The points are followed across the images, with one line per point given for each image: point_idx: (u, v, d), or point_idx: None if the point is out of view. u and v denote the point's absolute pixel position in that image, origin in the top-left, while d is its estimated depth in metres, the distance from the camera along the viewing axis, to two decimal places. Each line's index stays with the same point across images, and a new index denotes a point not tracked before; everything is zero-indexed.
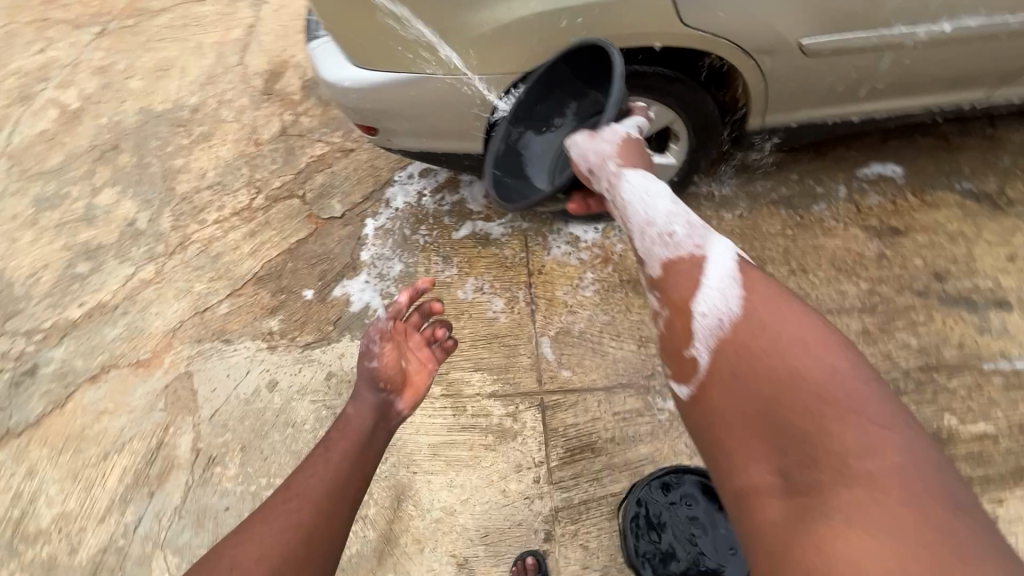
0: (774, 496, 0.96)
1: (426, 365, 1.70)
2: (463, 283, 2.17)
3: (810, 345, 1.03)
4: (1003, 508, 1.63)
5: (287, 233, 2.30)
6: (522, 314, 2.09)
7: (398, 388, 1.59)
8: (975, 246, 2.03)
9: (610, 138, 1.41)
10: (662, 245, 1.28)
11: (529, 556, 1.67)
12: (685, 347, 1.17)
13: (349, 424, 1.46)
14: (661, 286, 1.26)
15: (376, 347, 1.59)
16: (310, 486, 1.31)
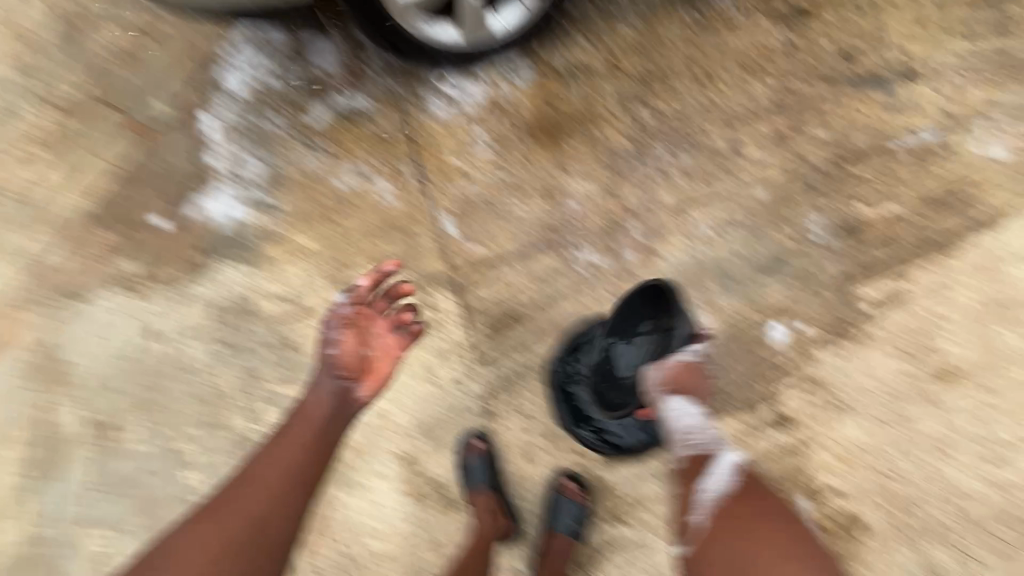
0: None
1: (392, 352, 1.43)
2: (339, 169, 1.87)
3: (784, 519, 1.21)
4: (910, 281, 1.61)
5: (105, 151, 1.91)
6: (413, 192, 1.83)
7: (357, 374, 1.38)
8: (884, 13, 1.79)
9: (668, 362, 1.39)
10: (687, 443, 1.33)
11: (476, 439, 1.60)
12: (688, 512, 1.27)
13: (308, 422, 1.32)
14: (683, 475, 1.32)
15: (334, 334, 1.38)
16: (263, 472, 1.25)
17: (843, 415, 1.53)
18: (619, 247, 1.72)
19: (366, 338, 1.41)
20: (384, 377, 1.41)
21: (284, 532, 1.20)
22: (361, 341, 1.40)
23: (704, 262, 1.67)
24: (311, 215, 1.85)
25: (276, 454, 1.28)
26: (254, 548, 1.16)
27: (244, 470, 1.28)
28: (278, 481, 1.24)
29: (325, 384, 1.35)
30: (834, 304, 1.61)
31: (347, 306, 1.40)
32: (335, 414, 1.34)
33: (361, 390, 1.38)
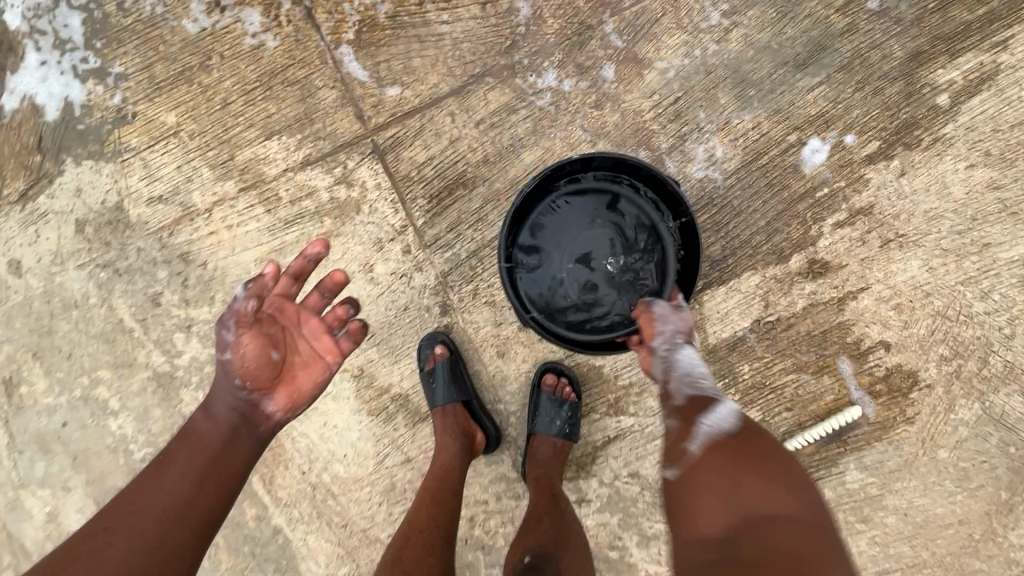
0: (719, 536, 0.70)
1: (321, 358, 1.03)
2: (188, 4, 1.32)
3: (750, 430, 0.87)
4: (1008, 52, 1.12)
5: None
6: (296, 22, 1.29)
7: (267, 383, 0.99)
8: None
9: (684, 314, 1.11)
10: (689, 385, 0.98)
11: (438, 346, 1.28)
12: (682, 441, 0.87)
13: (201, 444, 0.95)
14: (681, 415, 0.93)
15: (229, 336, 0.97)
16: (130, 509, 0.87)
17: (899, 251, 1.17)
18: (592, 62, 1.22)
19: (283, 336, 1.01)
20: (308, 389, 1.03)
21: None
22: (270, 342, 0.99)
23: (712, 66, 1.18)
24: (167, 79, 1.34)
25: (154, 486, 0.90)
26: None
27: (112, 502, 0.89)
28: (149, 523, 0.85)
29: (226, 395, 0.99)
30: (895, 101, 1.15)
31: (249, 303, 0.96)
32: (236, 434, 0.97)
33: (271, 402, 1.00)
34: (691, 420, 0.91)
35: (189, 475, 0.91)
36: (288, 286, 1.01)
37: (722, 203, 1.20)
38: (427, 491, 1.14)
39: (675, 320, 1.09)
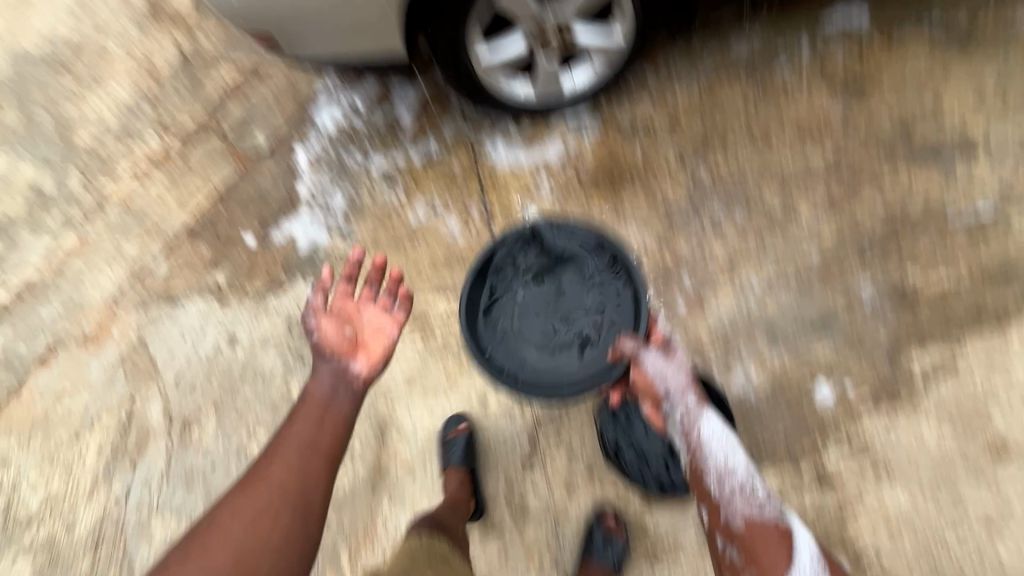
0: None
1: (386, 329, 1.43)
2: (414, 205, 2.04)
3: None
4: (961, 353, 1.63)
5: (212, 176, 2.23)
6: (480, 229, 1.98)
7: (349, 353, 1.39)
8: (944, 89, 1.85)
9: (678, 366, 1.48)
10: (750, 503, 1.32)
11: (463, 421, 1.75)
12: None
13: (314, 402, 1.32)
14: (745, 538, 1.28)
15: (314, 323, 1.42)
16: (281, 446, 1.24)
17: (888, 482, 1.57)
18: (671, 296, 1.79)
19: (352, 321, 1.44)
20: (379, 350, 1.41)
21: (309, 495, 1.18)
22: (342, 323, 1.43)
23: (754, 316, 1.73)
24: (385, 244, 2.02)
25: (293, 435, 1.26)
26: (286, 513, 1.14)
27: (267, 448, 1.26)
28: (297, 452, 1.21)
29: (320, 368, 1.36)
30: (883, 368, 1.64)
31: (318, 297, 1.44)
32: (336, 391, 1.33)
33: (355, 364, 1.37)
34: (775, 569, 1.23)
35: (312, 421, 1.28)
36: (346, 283, 1.45)
37: (754, 413, 1.64)
38: (452, 515, 1.56)
39: (676, 385, 1.45)
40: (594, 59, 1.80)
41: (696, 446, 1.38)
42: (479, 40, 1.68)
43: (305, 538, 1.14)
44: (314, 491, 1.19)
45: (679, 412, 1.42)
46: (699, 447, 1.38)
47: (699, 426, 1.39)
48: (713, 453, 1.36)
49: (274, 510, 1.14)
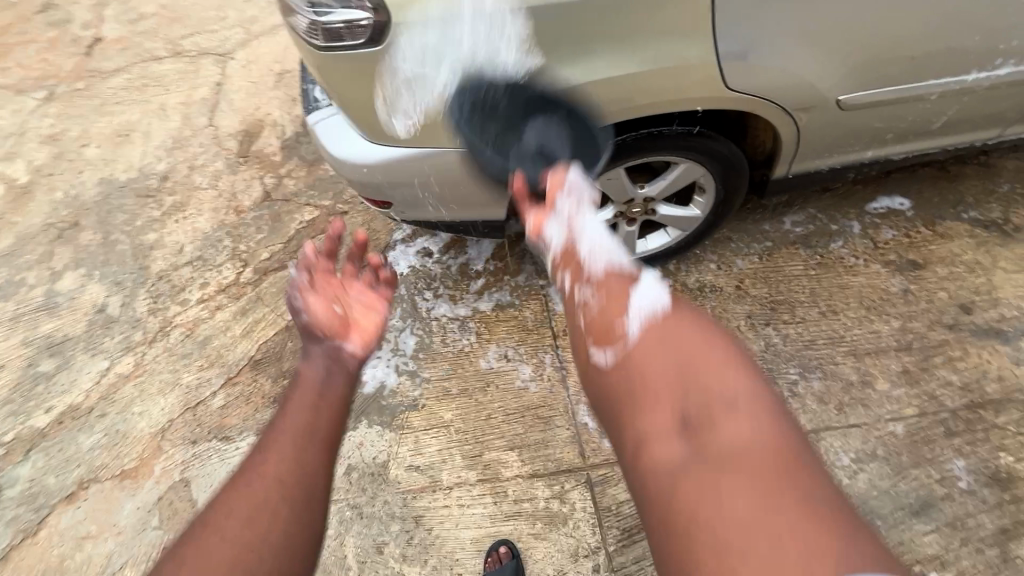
0: (671, 438, 0.86)
1: (376, 305, 1.30)
2: (485, 351, 2.04)
3: (739, 384, 0.89)
4: None
5: (283, 309, 2.28)
6: (554, 380, 1.96)
7: (341, 332, 1.21)
8: (993, 273, 1.99)
9: (585, 177, 1.32)
10: (607, 258, 1.18)
11: (502, 545, 1.69)
12: (611, 320, 1.07)
13: (305, 387, 1.08)
14: (599, 287, 1.13)
15: (300, 302, 1.22)
16: (272, 438, 1.00)
17: None
18: None
19: (341, 299, 1.27)
20: (372, 328, 1.26)
21: (313, 485, 0.94)
22: (330, 301, 1.25)
23: (848, 494, 1.67)
24: (455, 389, 1.98)
25: (284, 424, 1.02)
26: (285, 513, 0.90)
27: (257, 446, 1.00)
28: (293, 440, 0.98)
29: (313, 353, 1.16)
30: (996, 562, 1.54)
31: (302, 275, 1.26)
32: (332, 371, 1.11)
33: (350, 344, 1.20)
34: (620, 297, 1.09)
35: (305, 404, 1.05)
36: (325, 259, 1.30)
37: None
38: None
39: (574, 185, 1.29)
40: (669, 229, 1.95)
41: (569, 228, 1.23)
42: None
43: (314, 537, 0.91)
44: (318, 479, 0.95)
45: (567, 205, 1.26)
46: (572, 232, 1.23)
47: (579, 216, 1.25)
48: (587, 234, 1.22)
49: (274, 508, 0.90)
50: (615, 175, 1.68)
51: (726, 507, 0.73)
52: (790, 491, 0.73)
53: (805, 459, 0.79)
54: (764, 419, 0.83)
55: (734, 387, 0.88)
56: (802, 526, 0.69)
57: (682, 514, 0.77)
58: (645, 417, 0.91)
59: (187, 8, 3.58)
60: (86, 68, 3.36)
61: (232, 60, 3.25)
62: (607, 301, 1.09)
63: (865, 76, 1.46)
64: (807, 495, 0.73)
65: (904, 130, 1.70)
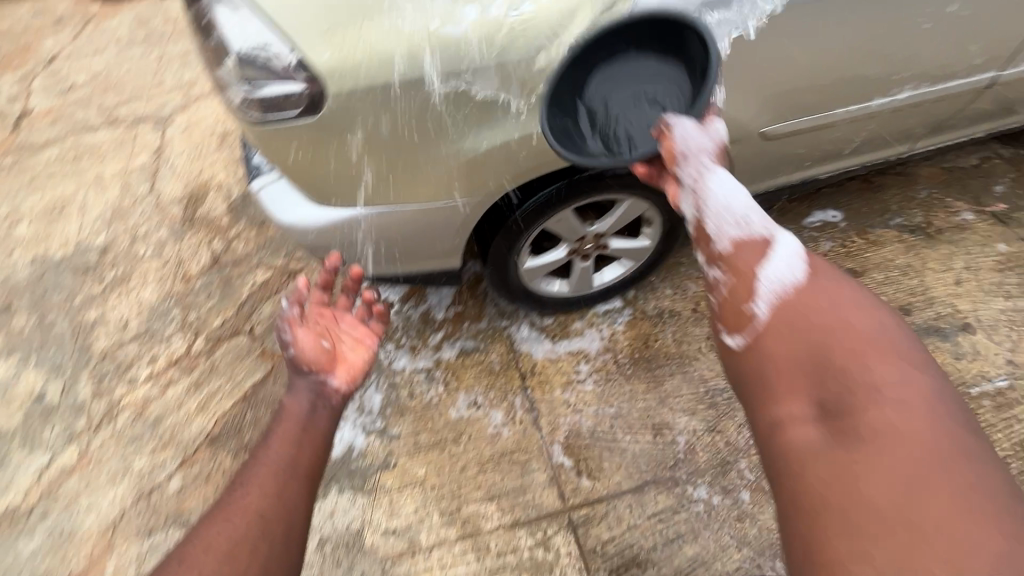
0: (810, 422, 0.97)
1: (363, 341, 1.47)
2: (455, 400, 2.01)
3: (890, 367, 0.96)
4: None
5: (240, 378, 2.19)
6: (526, 423, 1.94)
7: (328, 366, 1.37)
8: (925, 274, 2.12)
9: (710, 128, 1.28)
10: (739, 226, 1.22)
11: None
12: (744, 301, 1.15)
13: (290, 419, 1.25)
14: (731, 259, 1.20)
15: (290, 336, 1.37)
16: (256, 468, 1.18)
17: None
18: (734, 488, 1.76)
19: (330, 332, 1.44)
20: (358, 363, 1.42)
21: (291, 517, 1.11)
22: (320, 335, 1.41)
23: None
24: (426, 442, 1.93)
25: (269, 454, 1.20)
26: (264, 543, 1.07)
27: (242, 470, 1.20)
28: (273, 474, 1.16)
29: (298, 385, 1.32)
30: None
31: (294, 310, 1.42)
32: (315, 406, 1.28)
33: (335, 378, 1.36)
34: (755, 271, 1.17)
35: (288, 438, 1.22)
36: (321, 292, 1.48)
37: None
38: None
39: (698, 145, 1.25)
40: (623, 261, 1.99)
41: (699, 195, 1.25)
42: (525, 255, 1.84)
43: (290, 560, 1.08)
44: (296, 507, 1.13)
45: (693, 171, 1.25)
46: (701, 200, 1.25)
47: (708, 179, 1.25)
48: (718, 200, 1.24)
49: (251, 541, 1.06)
50: (565, 217, 1.73)
51: (872, 491, 0.83)
52: (935, 475, 0.82)
53: (961, 450, 0.85)
54: (918, 407, 0.90)
55: (884, 374, 0.95)
56: (948, 512, 0.78)
57: (813, 487, 0.90)
58: (783, 399, 1.02)
59: (120, 75, 3.52)
60: (14, 143, 3.23)
61: (172, 125, 3.19)
62: (743, 279, 1.17)
63: (780, 109, 1.56)
64: (960, 487, 0.81)
65: (825, 151, 1.81)
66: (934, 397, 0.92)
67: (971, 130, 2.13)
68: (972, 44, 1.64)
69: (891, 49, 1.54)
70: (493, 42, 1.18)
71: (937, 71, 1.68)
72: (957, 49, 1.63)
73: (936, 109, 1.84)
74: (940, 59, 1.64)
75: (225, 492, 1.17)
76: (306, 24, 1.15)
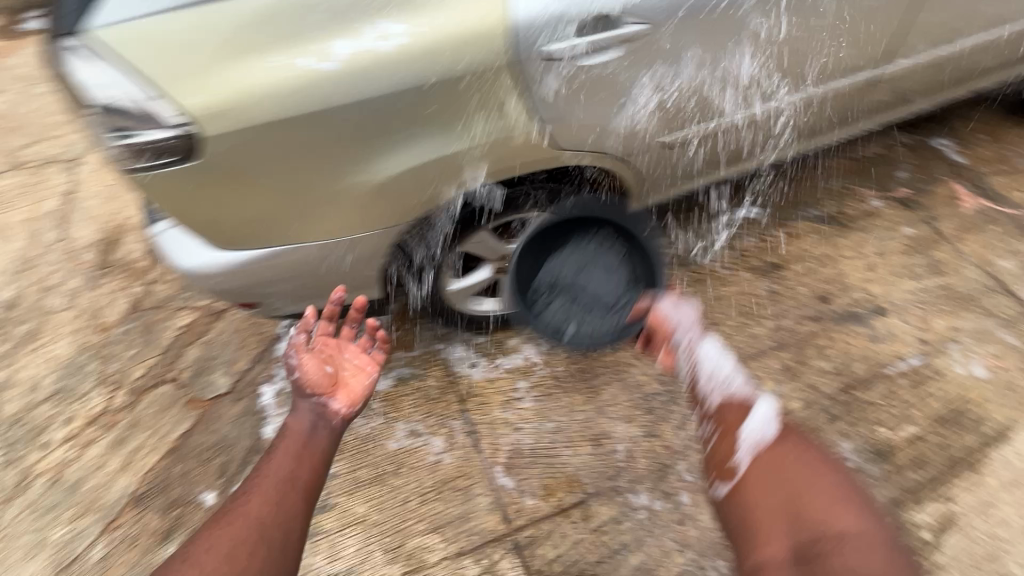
0: (786, 563, 1.18)
1: (364, 368, 1.58)
2: (394, 430, 1.96)
3: (841, 514, 1.23)
4: (956, 503, 1.68)
5: (165, 430, 2.07)
6: (466, 447, 1.91)
7: (330, 390, 1.48)
8: (839, 263, 2.21)
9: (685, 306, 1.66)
10: (721, 389, 1.53)
11: None
12: (729, 453, 1.41)
13: (293, 438, 1.39)
14: (720, 415, 1.48)
15: (296, 360, 1.47)
16: (261, 478, 1.32)
17: None
18: (673, 491, 1.78)
19: (333, 359, 1.54)
20: (358, 389, 1.53)
21: (288, 525, 1.24)
22: (323, 361, 1.51)
23: None
24: (365, 479, 1.87)
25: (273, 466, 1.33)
26: (264, 545, 1.19)
27: (250, 479, 1.34)
28: (275, 484, 1.29)
29: (301, 407, 1.44)
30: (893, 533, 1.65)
31: (301, 336, 1.50)
32: (317, 426, 1.41)
33: (336, 402, 1.47)
34: (737, 424, 1.45)
35: (290, 456, 1.36)
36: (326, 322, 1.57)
37: None
38: None
39: (685, 319, 1.64)
40: None
41: (696, 357, 1.59)
42: (449, 277, 1.82)
43: (285, 562, 1.20)
44: (293, 522, 1.25)
45: (686, 337, 1.63)
46: (694, 364, 1.59)
47: (701, 348, 1.60)
48: (709, 365, 1.57)
49: (252, 542, 1.19)
50: (482, 238, 1.71)
51: None
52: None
53: None
54: (871, 552, 1.16)
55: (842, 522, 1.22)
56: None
57: None
58: (763, 546, 1.24)
59: (23, 116, 3.31)
60: None
61: (83, 165, 3.02)
62: (728, 437, 1.44)
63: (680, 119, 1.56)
64: None
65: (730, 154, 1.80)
66: (878, 541, 1.18)
67: (882, 119, 2.16)
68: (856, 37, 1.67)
69: (780, 49, 1.54)
70: (369, 75, 1.14)
71: (828, 68, 1.69)
72: (844, 48, 1.67)
73: (836, 105, 1.87)
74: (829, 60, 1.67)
75: (234, 497, 1.30)
76: (165, 68, 1.07)
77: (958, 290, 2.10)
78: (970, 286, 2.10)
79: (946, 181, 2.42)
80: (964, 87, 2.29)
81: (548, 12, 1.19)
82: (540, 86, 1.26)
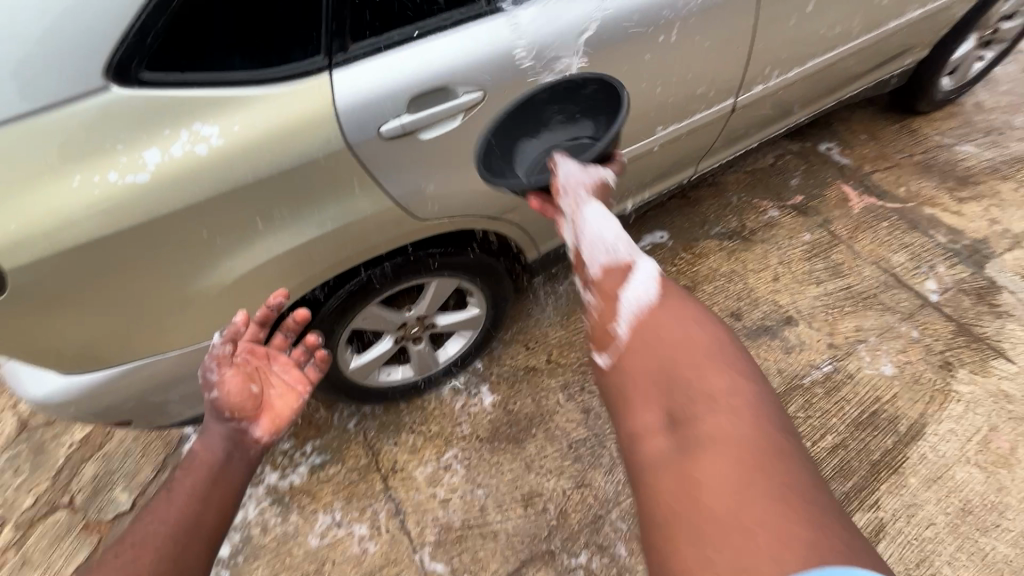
0: (657, 437, 0.82)
1: (296, 388, 1.23)
2: (313, 523, 1.81)
3: (711, 361, 0.87)
4: (882, 509, 1.69)
5: (60, 563, 1.87)
6: (392, 530, 1.79)
7: (252, 413, 1.14)
8: (746, 277, 2.24)
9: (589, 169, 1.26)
10: (607, 252, 1.12)
11: None
12: (608, 323, 1.03)
13: (198, 472, 1.03)
14: (596, 281, 1.10)
15: (215, 376, 1.14)
16: (146, 527, 0.95)
17: None
18: (610, 544, 1.74)
19: (261, 373, 1.21)
20: (286, 412, 1.19)
21: None
22: (250, 377, 1.18)
23: None
24: None
25: (164, 510, 0.98)
26: None
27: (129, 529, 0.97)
28: (168, 534, 0.94)
29: (213, 432, 1.09)
30: None
31: (225, 346, 1.18)
32: (231, 456, 1.07)
33: (257, 428, 1.13)
34: (613, 292, 1.06)
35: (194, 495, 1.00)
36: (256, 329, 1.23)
37: None
38: None
39: (577, 182, 1.23)
40: (461, 333, 1.93)
41: (579, 227, 1.18)
42: (348, 354, 1.73)
43: None
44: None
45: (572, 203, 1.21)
46: (580, 229, 1.17)
47: (581, 213, 1.19)
48: (593, 230, 1.16)
49: None
50: (371, 311, 1.64)
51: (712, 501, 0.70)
52: (760, 490, 0.69)
53: (781, 441, 0.76)
54: (749, 412, 0.79)
55: (715, 383, 0.84)
56: (768, 540, 0.64)
57: (665, 502, 0.75)
58: (636, 420, 0.87)
59: None
60: None
61: None
62: (602, 306, 1.06)
63: None
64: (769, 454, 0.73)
65: None
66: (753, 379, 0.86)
67: (764, 133, 2.21)
68: (718, 63, 1.67)
69: (639, 90, 1.55)
70: (189, 183, 1.09)
71: (692, 102, 1.72)
72: (704, 82, 1.69)
73: (711, 131, 1.91)
74: (691, 95, 1.69)
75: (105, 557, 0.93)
76: None
77: (859, 290, 2.16)
78: (869, 284, 2.17)
79: (836, 184, 2.52)
80: (842, 91, 2.36)
81: (380, 94, 1.18)
82: (385, 165, 1.26)
